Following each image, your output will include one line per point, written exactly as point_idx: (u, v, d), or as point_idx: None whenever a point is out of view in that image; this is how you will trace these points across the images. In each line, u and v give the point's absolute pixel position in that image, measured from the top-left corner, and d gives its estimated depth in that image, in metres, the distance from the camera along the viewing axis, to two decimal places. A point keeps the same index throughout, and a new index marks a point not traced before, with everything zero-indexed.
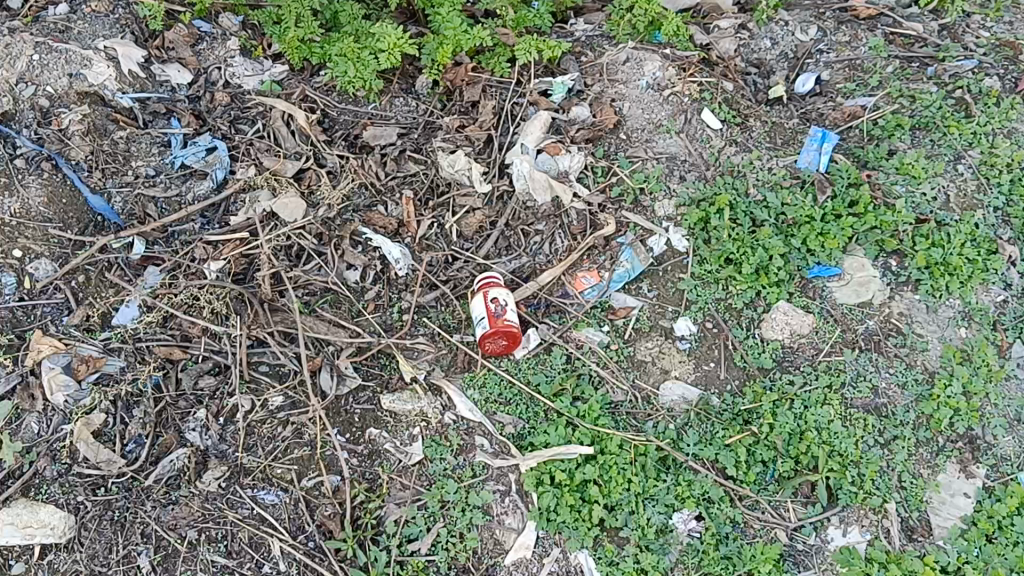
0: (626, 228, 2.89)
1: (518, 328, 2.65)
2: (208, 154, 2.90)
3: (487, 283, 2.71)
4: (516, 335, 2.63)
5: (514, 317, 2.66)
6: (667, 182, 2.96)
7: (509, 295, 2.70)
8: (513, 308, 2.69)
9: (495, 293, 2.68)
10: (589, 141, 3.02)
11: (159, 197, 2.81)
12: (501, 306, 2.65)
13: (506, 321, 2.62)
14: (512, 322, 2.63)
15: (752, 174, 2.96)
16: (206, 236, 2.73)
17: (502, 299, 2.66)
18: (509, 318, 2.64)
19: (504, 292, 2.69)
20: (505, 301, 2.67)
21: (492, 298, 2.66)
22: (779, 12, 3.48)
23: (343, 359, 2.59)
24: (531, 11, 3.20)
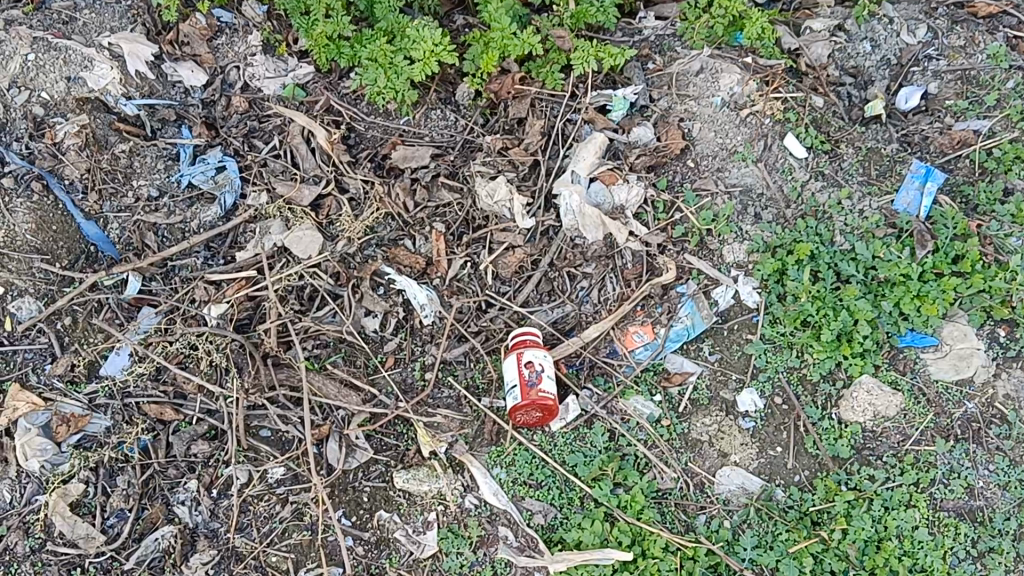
0: (687, 276, 2.52)
1: (556, 398, 2.31)
2: (218, 173, 2.57)
3: (523, 342, 2.37)
4: (553, 408, 2.29)
5: (552, 385, 2.32)
6: (739, 222, 2.57)
7: (548, 356, 2.35)
8: (552, 372, 2.34)
9: (530, 355, 2.33)
10: (651, 169, 2.63)
11: (161, 223, 2.50)
12: (537, 373, 2.31)
13: (542, 392, 2.28)
14: (549, 393, 2.29)
15: (841, 217, 2.55)
16: (208, 274, 2.42)
17: (539, 363, 2.32)
18: (546, 388, 2.30)
19: (542, 354, 2.34)
20: (543, 366, 2.32)
21: (527, 362, 2.32)
22: (883, 7, 2.90)
23: (352, 429, 2.28)
24: (593, 3, 2.72)
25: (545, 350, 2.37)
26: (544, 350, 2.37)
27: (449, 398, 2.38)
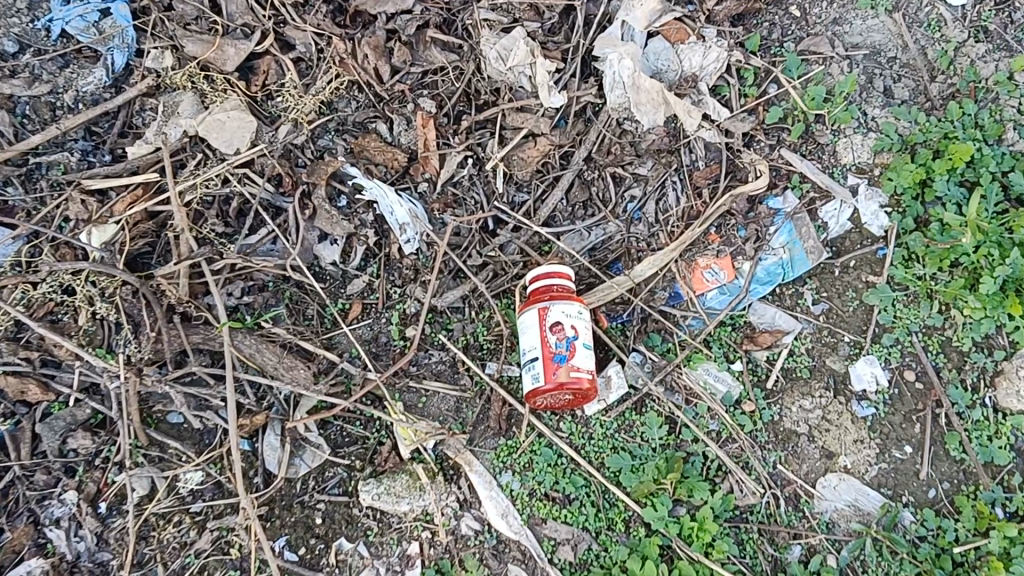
0: (784, 184, 1.75)
1: (592, 372, 1.60)
2: (104, 19, 1.69)
3: (543, 288, 1.62)
4: (587, 391, 1.59)
5: (586, 356, 1.60)
6: (863, 104, 1.77)
7: (580, 309, 1.62)
8: (587, 333, 1.61)
9: (553, 313, 1.59)
10: (737, 19, 1.80)
11: (22, 94, 1.65)
12: (564, 340, 1.58)
13: (570, 371, 1.57)
14: (581, 369, 1.58)
15: (1013, 100, 1.73)
16: (87, 178, 1.64)
17: (565, 325, 1.58)
18: (576, 362, 1.58)
19: (571, 308, 1.60)
20: (573, 328, 1.59)
21: (549, 324, 1.59)
22: None
23: (294, 422, 1.57)
24: None
25: (577, 298, 1.63)
26: (576, 298, 1.63)
27: (439, 366, 1.67)
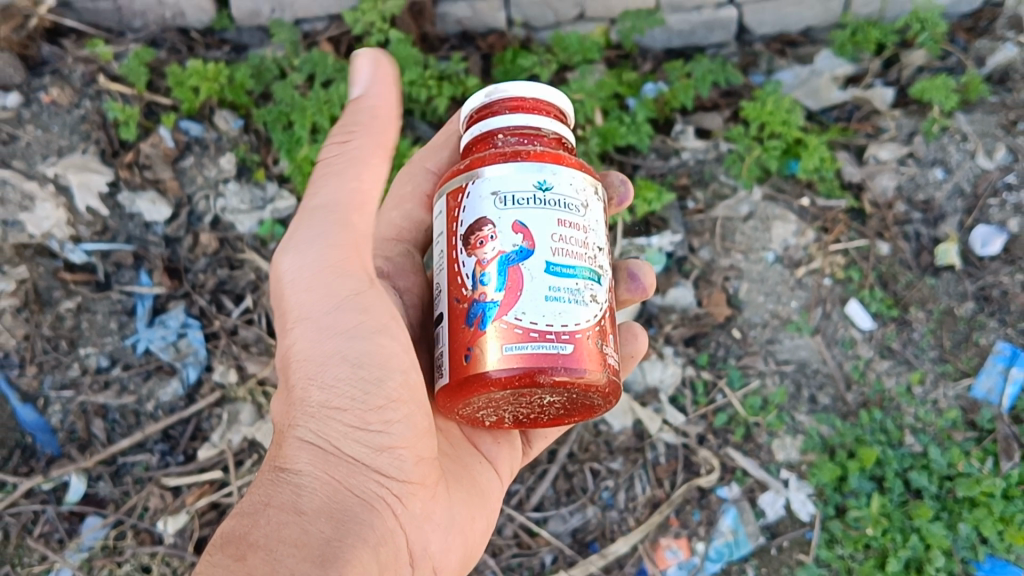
0: (730, 476, 2.15)
1: (577, 324, 1.32)
2: (180, 339, 2.21)
3: (502, 98, 1.42)
4: (559, 363, 1.29)
5: (548, 295, 1.30)
6: (792, 410, 2.20)
7: (543, 209, 1.33)
8: (563, 249, 1.32)
9: (486, 208, 1.34)
10: (692, 341, 2.27)
11: (113, 404, 2.14)
12: (501, 255, 1.32)
13: (512, 350, 1.29)
14: (567, 333, 1.30)
15: (911, 407, 2.17)
16: (165, 477, 2.08)
17: (492, 252, 1.33)
18: (535, 325, 1.29)
19: (533, 211, 1.32)
20: (537, 216, 1.32)
21: (479, 196, 1.35)
22: (955, 118, 2.55)
23: None
24: (625, 118, 2.45)
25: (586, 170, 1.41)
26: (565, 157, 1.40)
27: None
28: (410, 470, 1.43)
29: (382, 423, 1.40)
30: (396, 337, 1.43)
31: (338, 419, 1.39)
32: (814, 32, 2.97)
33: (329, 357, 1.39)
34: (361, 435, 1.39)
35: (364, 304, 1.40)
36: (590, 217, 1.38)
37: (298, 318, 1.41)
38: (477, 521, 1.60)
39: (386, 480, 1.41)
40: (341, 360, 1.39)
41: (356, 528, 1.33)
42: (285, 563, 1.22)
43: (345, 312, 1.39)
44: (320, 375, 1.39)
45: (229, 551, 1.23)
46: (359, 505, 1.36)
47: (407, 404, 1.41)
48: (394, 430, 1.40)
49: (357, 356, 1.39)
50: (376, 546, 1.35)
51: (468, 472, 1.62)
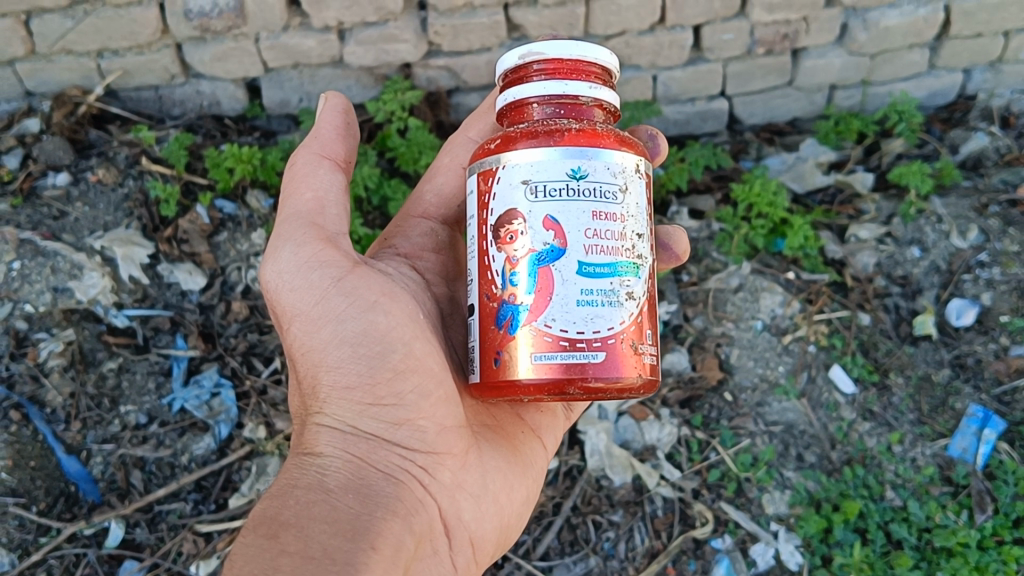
0: (723, 528, 2.30)
1: (609, 328, 1.46)
2: (213, 398, 2.41)
3: (540, 60, 1.52)
4: (589, 372, 1.44)
5: (581, 299, 1.44)
6: (780, 467, 2.36)
7: (574, 204, 1.45)
8: (594, 247, 1.45)
9: (519, 198, 1.47)
10: (686, 403, 2.45)
11: (150, 457, 2.32)
12: (532, 253, 1.46)
13: (542, 358, 1.44)
14: (595, 339, 1.44)
15: (892, 464, 2.34)
16: (197, 523, 2.26)
17: (526, 251, 1.47)
18: (565, 331, 1.44)
19: (563, 207, 1.45)
20: (567, 211, 1.45)
21: (511, 183, 1.49)
22: (931, 202, 2.76)
23: None
24: None
25: (621, 137, 1.53)
26: (599, 127, 1.52)
27: None
28: (433, 439, 1.68)
29: (395, 397, 1.65)
30: (391, 312, 1.65)
31: (352, 398, 1.66)
32: (800, 123, 3.22)
33: (330, 343, 1.64)
34: (375, 410, 1.66)
35: (352, 289, 1.65)
36: (629, 200, 1.51)
37: (293, 315, 1.68)
38: (516, 483, 1.85)
39: (407, 451, 1.67)
40: (341, 343, 1.64)
41: (378, 498, 1.60)
42: (317, 538, 1.48)
43: (340, 298, 1.64)
44: (326, 361, 1.66)
45: (261, 531, 1.49)
46: (382, 476, 1.63)
47: (413, 375, 1.64)
48: (405, 402, 1.65)
49: (354, 338, 1.63)
50: (406, 511, 1.61)
51: (500, 436, 1.85)
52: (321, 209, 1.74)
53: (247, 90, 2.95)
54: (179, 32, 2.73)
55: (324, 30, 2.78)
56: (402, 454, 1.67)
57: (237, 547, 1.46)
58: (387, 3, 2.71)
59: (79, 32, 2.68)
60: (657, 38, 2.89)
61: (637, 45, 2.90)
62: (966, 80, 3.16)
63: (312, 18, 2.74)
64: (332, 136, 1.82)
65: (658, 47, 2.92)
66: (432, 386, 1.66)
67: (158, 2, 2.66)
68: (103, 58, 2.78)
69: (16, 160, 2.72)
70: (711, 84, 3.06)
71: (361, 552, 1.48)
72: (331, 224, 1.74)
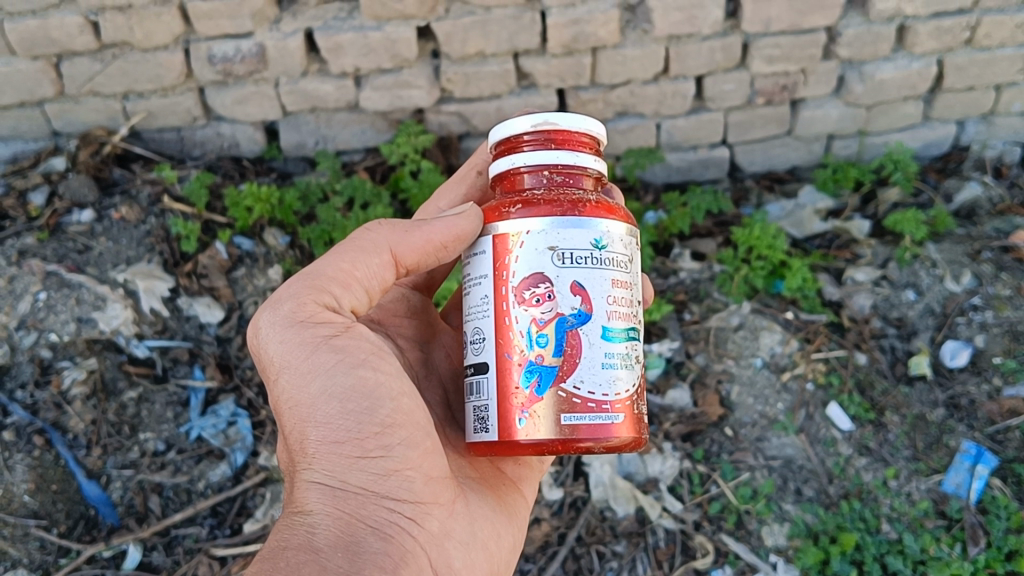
0: (723, 559, 2.36)
1: (626, 389, 1.53)
2: (229, 427, 2.51)
3: (547, 130, 1.57)
4: (611, 432, 1.50)
5: (604, 362, 1.50)
6: (779, 500, 2.42)
7: (597, 272, 1.52)
8: (614, 314, 1.53)
9: (546, 264, 1.50)
10: (687, 437, 2.54)
11: (167, 483, 2.40)
12: (561, 317, 1.49)
13: (570, 419, 1.47)
14: (618, 400, 1.51)
15: (887, 498, 2.40)
16: (212, 547, 2.33)
17: (551, 314, 1.49)
18: (593, 392, 1.48)
19: (591, 276, 1.51)
20: (592, 278, 1.51)
21: (534, 249, 1.51)
22: (925, 248, 2.86)
23: None
24: None
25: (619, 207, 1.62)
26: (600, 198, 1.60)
27: None
28: (420, 490, 1.62)
29: (383, 448, 1.58)
30: (379, 368, 1.61)
31: (338, 452, 1.58)
32: (799, 171, 3.32)
33: (318, 398, 1.58)
34: (361, 463, 1.58)
35: (343, 346, 1.60)
36: (630, 269, 1.60)
37: (281, 368, 1.61)
38: (504, 529, 1.81)
39: (396, 504, 1.60)
40: (329, 398, 1.57)
41: (368, 557, 1.53)
42: None
43: (331, 357, 1.59)
44: (312, 415, 1.58)
45: None
46: (371, 532, 1.57)
47: (401, 428, 1.59)
48: (393, 453, 1.59)
49: (342, 393, 1.58)
50: (396, 567, 1.55)
51: (488, 488, 1.82)
52: (346, 279, 1.68)
53: (265, 133, 3.06)
54: (202, 76, 2.84)
55: (341, 76, 2.89)
56: (390, 508, 1.60)
57: None
58: (401, 51, 2.82)
59: (106, 75, 2.79)
60: (661, 88, 3.01)
61: (641, 94, 3.02)
62: (960, 131, 3.27)
63: (329, 65, 2.86)
64: (417, 242, 1.73)
65: (661, 97, 3.03)
66: (419, 437, 1.61)
67: (183, 47, 2.77)
68: (128, 101, 2.88)
69: (43, 196, 2.82)
70: (713, 133, 3.17)
71: None
72: (346, 299, 1.67)
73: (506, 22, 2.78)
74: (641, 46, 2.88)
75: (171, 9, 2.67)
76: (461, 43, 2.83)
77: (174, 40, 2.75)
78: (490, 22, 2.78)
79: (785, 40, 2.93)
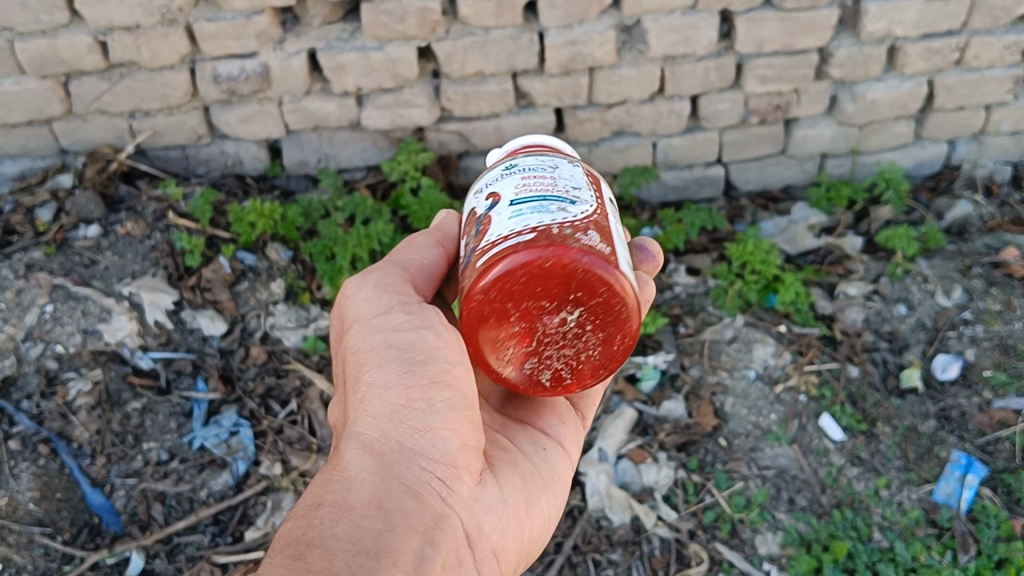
0: (717, 567, 2.39)
1: (540, 222, 1.53)
2: (231, 436, 2.55)
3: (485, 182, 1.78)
4: (521, 247, 1.50)
5: (512, 216, 1.56)
6: (773, 509, 2.46)
7: (507, 178, 1.66)
8: (523, 189, 1.61)
9: (474, 206, 1.71)
10: (681, 447, 2.58)
11: (170, 491, 2.44)
12: (479, 219, 1.65)
13: (497, 249, 1.52)
14: (524, 230, 1.52)
15: (878, 508, 2.44)
16: (215, 554, 2.36)
17: (477, 222, 1.65)
18: (497, 237, 1.54)
19: (501, 183, 1.66)
20: (502, 183, 1.66)
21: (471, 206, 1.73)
22: (917, 263, 2.90)
23: None
24: None
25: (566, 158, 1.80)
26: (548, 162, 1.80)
27: None
28: (456, 453, 1.62)
29: (427, 402, 1.60)
30: (445, 334, 1.65)
31: (383, 406, 1.61)
32: (793, 190, 3.38)
33: (380, 347, 1.65)
34: (405, 415, 1.60)
35: (414, 310, 1.69)
36: (562, 172, 1.68)
37: (355, 322, 1.71)
38: (537, 501, 1.81)
39: (430, 464, 1.60)
40: (388, 348, 1.64)
41: (401, 514, 1.52)
42: (341, 554, 1.41)
43: (395, 309, 1.69)
44: (369, 362, 1.64)
45: (288, 551, 1.40)
46: (407, 490, 1.57)
47: (447, 388, 1.61)
48: (435, 410, 1.60)
49: (401, 346, 1.64)
50: (426, 526, 1.54)
51: (525, 464, 1.84)
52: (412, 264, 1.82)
53: (268, 151, 3.13)
54: (207, 94, 2.90)
55: (343, 95, 2.96)
56: (424, 467, 1.59)
57: (266, 566, 1.38)
58: (403, 71, 2.88)
59: (114, 93, 2.85)
60: (657, 107, 3.07)
61: (637, 113, 3.08)
62: (951, 150, 3.33)
63: (332, 84, 2.92)
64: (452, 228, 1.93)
65: (657, 116, 3.09)
66: (462, 401, 1.63)
67: (189, 67, 2.84)
68: (134, 119, 2.95)
69: (50, 213, 2.88)
70: (708, 152, 3.23)
71: (385, 570, 1.41)
72: (416, 279, 1.81)
73: (505, 43, 2.84)
74: (637, 67, 2.94)
75: (177, 30, 2.73)
76: (460, 63, 2.89)
77: (180, 59, 2.81)
78: (489, 43, 2.84)
79: (778, 60, 2.99)
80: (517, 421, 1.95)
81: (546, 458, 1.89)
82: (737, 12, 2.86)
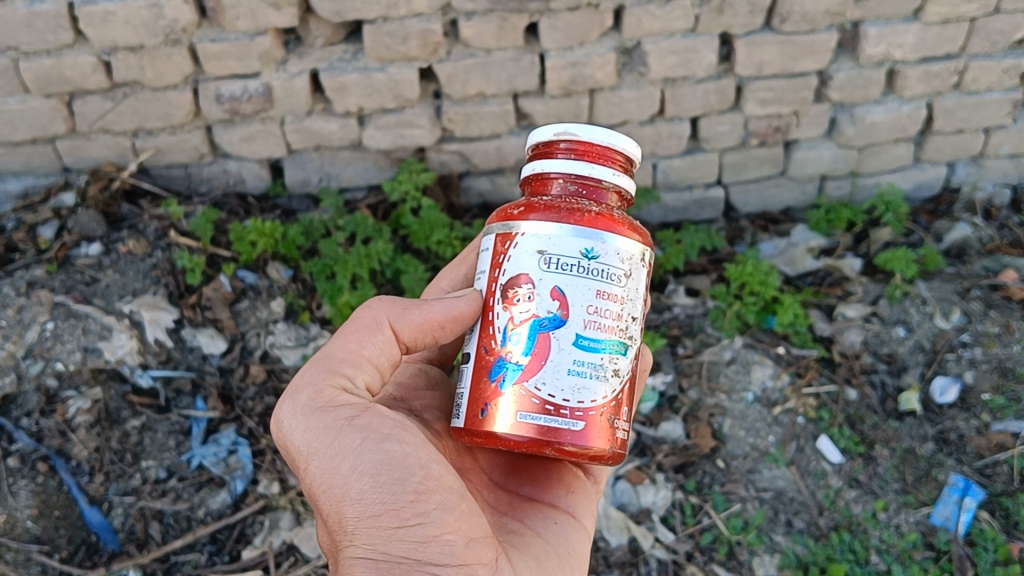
0: None
1: (590, 398, 1.58)
2: (230, 454, 2.56)
3: (571, 141, 1.64)
4: (568, 437, 1.56)
5: (571, 368, 1.56)
6: (770, 531, 2.46)
7: (581, 279, 1.57)
8: (591, 323, 1.57)
9: (531, 265, 1.60)
10: (679, 469, 2.59)
11: (168, 510, 2.44)
12: (535, 317, 1.57)
13: (527, 417, 1.55)
14: (565, 405, 1.56)
15: (876, 530, 2.44)
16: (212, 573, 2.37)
17: (529, 314, 1.58)
18: (552, 398, 1.55)
19: (571, 282, 1.56)
20: (573, 286, 1.57)
21: (527, 250, 1.61)
22: (916, 285, 2.91)
23: None
24: None
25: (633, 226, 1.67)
26: (615, 212, 1.65)
27: None
28: (464, 551, 1.62)
29: (423, 515, 1.60)
30: (405, 441, 1.65)
31: (376, 529, 1.60)
32: (793, 212, 3.39)
33: (350, 475, 1.61)
34: (402, 534, 1.60)
35: (366, 425, 1.64)
36: (629, 285, 1.64)
37: (310, 455, 1.65)
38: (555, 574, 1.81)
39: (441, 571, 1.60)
40: (360, 475, 1.60)
41: None
42: None
43: (359, 431, 1.64)
44: (345, 495, 1.61)
45: None
46: None
47: (435, 493, 1.62)
48: (431, 519, 1.60)
49: (373, 467, 1.61)
50: None
51: (541, 542, 1.86)
52: (357, 360, 1.75)
53: (270, 170, 3.15)
54: (210, 114, 2.92)
55: (345, 115, 2.97)
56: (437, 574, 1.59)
57: None
58: (404, 91, 2.90)
59: (117, 113, 2.87)
60: (657, 129, 3.07)
61: (639, 135, 3.08)
62: (951, 173, 3.34)
63: (334, 104, 2.94)
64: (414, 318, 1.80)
65: (658, 137, 3.10)
66: (453, 500, 1.63)
67: (192, 86, 2.86)
68: (137, 137, 2.97)
69: (52, 230, 2.89)
70: (708, 173, 3.24)
71: None
72: (359, 377, 1.75)
73: (506, 64, 2.86)
74: (638, 88, 2.95)
75: (181, 50, 2.75)
76: (462, 84, 2.90)
77: (183, 80, 2.83)
78: (491, 64, 2.86)
79: (777, 83, 3.00)
80: (524, 497, 1.95)
81: (556, 531, 1.91)
82: (737, 35, 2.88)
